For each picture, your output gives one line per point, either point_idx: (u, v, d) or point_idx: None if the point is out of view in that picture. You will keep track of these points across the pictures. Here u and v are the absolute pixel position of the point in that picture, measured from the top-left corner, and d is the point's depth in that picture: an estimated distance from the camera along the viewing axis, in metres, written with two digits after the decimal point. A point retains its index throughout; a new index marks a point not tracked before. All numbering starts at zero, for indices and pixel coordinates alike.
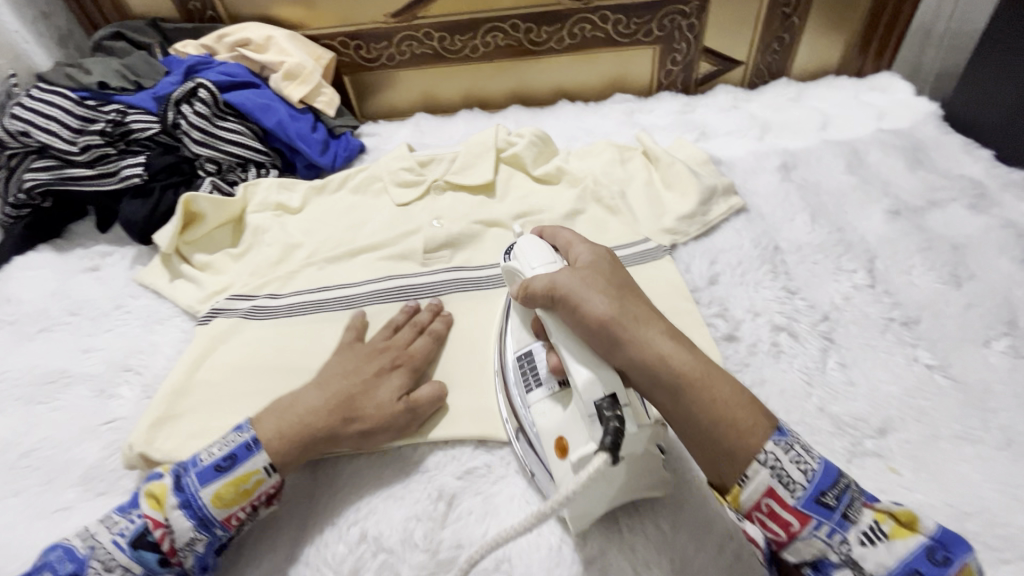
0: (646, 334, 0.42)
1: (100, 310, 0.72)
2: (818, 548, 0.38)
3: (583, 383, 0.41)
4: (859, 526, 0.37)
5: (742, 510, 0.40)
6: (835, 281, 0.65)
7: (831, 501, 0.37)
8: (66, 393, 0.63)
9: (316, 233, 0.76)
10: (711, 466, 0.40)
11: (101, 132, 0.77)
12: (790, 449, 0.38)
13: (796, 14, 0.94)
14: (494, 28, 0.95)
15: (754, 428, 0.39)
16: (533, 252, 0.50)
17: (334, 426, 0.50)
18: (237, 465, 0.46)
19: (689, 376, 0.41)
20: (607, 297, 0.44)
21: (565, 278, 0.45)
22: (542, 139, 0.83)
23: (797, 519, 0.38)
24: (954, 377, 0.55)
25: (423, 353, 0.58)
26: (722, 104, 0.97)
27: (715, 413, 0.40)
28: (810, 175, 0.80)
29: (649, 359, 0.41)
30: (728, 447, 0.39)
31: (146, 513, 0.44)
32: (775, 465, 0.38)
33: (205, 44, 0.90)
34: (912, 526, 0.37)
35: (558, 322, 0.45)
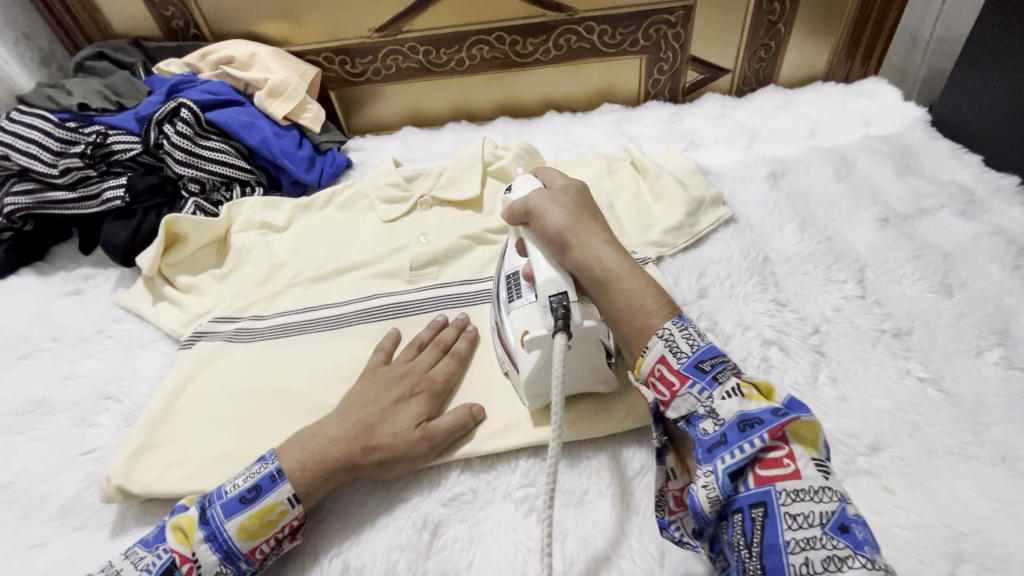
0: (590, 241, 0.48)
1: (82, 335, 0.71)
2: (691, 405, 0.40)
3: (541, 279, 0.48)
4: (724, 387, 0.39)
5: (640, 379, 0.44)
6: (825, 293, 0.64)
7: (707, 366, 0.40)
8: (45, 422, 0.62)
9: (301, 252, 0.75)
10: (626, 346, 0.46)
11: (81, 155, 0.76)
12: (684, 329, 0.42)
13: (781, 21, 0.94)
14: (480, 41, 0.94)
15: (659, 311, 0.44)
16: (517, 181, 0.57)
17: (353, 455, 0.48)
18: (261, 497, 0.45)
19: (616, 273, 0.46)
20: (567, 211, 0.51)
21: (535, 197, 0.53)
22: (529, 152, 0.82)
23: (678, 378, 0.41)
24: (946, 390, 0.54)
25: (443, 379, 0.56)
26: (711, 113, 0.97)
27: (631, 301, 0.45)
28: (798, 183, 0.79)
29: (588, 259, 0.47)
30: (636, 327, 0.44)
31: (171, 547, 0.43)
32: (670, 337, 0.42)
33: (189, 63, 0.89)
34: (770, 395, 0.39)
35: (530, 235, 0.52)
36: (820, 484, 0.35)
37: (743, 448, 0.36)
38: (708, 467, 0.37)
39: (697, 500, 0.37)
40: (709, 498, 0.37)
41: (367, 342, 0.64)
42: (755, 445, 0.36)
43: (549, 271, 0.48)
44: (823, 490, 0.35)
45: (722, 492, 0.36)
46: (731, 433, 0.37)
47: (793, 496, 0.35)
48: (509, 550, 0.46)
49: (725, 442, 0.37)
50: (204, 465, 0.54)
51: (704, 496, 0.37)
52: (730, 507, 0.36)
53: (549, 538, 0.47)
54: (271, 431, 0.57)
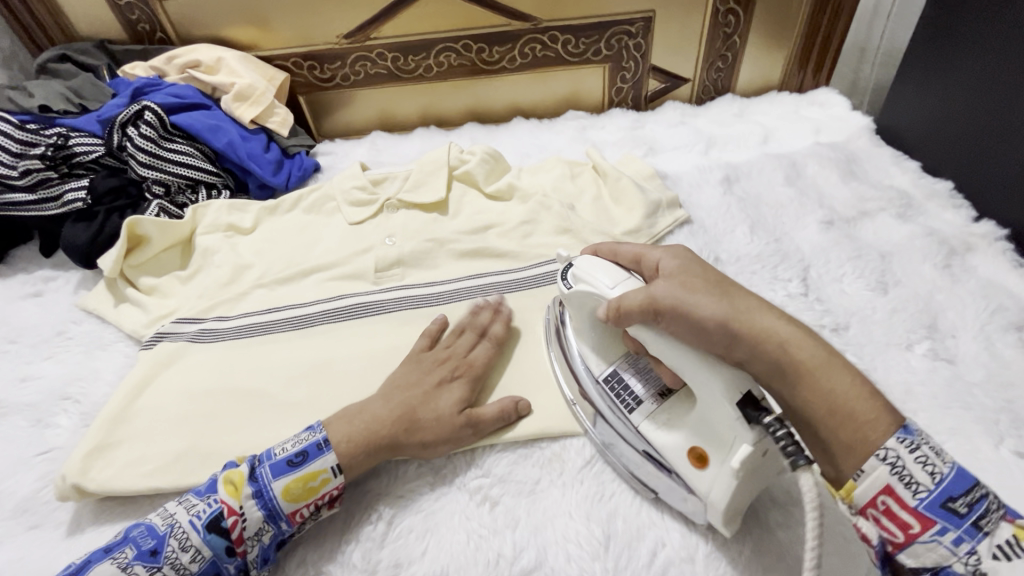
0: (765, 326, 0.42)
1: (41, 336, 0.70)
2: (940, 555, 0.36)
3: (722, 392, 0.40)
4: (992, 538, 0.35)
5: (856, 506, 0.40)
6: (771, 291, 0.67)
7: (961, 507, 0.36)
8: (1, 424, 0.61)
9: (267, 254, 0.75)
10: (825, 452, 0.41)
11: (41, 157, 0.75)
12: (914, 448, 0.37)
13: (736, 34, 0.98)
14: (448, 48, 0.97)
15: (878, 420, 0.39)
16: (603, 271, 0.49)
17: (397, 434, 0.51)
18: (308, 461, 0.48)
19: (805, 364, 0.41)
20: (714, 298, 0.43)
21: (662, 290, 0.44)
22: (494, 156, 0.85)
23: (917, 521, 0.37)
24: (878, 381, 0.57)
25: (482, 362, 0.58)
26: (671, 120, 1.00)
27: (834, 404, 0.40)
28: (751, 188, 0.83)
29: (772, 351, 0.42)
30: (847, 438, 0.39)
31: (222, 499, 0.46)
32: (897, 462, 0.37)
33: (155, 66, 0.90)
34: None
35: (670, 335, 0.43)
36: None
37: None
38: None
39: None
40: None
41: (326, 342, 0.66)
42: None
43: (726, 380, 0.41)
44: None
45: None
46: None
47: None
48: (463, 537, 0.48)
49: None
50: (161, 463, 0.55)
51: None
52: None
53: (501, 526, 0.49)
54: (231, 428, 0.58)
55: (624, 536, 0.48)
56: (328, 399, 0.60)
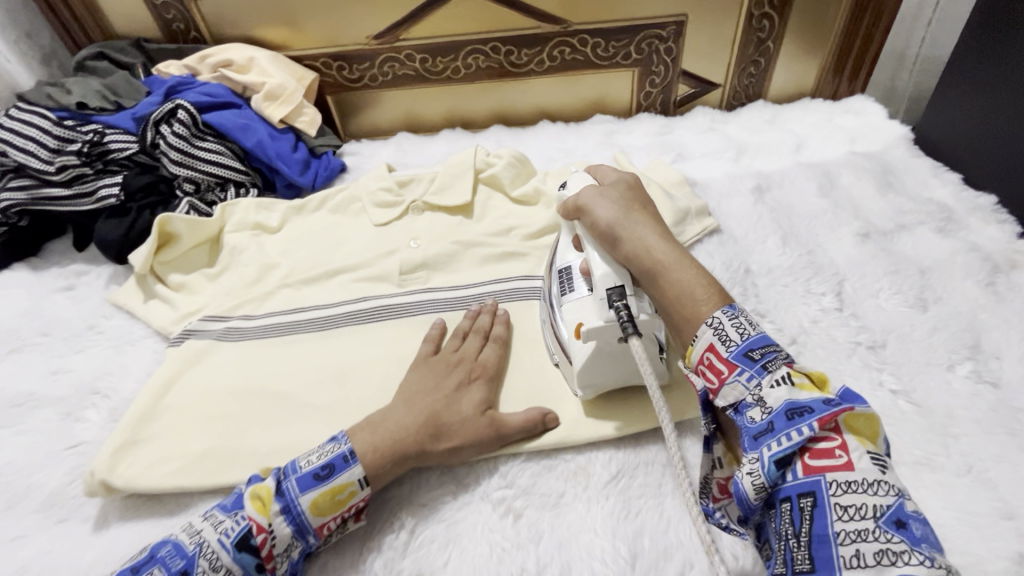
0: (642, 233, 0.52)
1: (72, 330, 0.71)
2: (740, 393, 0.42)
3: (598, 273, 0.52)
4: (775, 375, 0.41)
5: (691, 366, 0.45)
6: (804, 304, 0.66)
7: (757, 355, 0.42)
8: (32, 416, 0.62)
9: (293, 253, 0.76)
10: (675, 330, 0.48)
11: (78, 153, 0.77)
12: (734, 317, 0.44)
13: (770, 39, 0.96)
14: (476, 50, 0.96)
15: (708, 300, 0.46)
16: (568, 178, 0.60)
17: (423, 443, 0.50)
18: (335, 474, 0.47)
19: (665, 262, 0.50)
20: (618, 207, 0.54)
21: (589, 195, 0.57)
22: (520, 160, 0.84)
23: (726, 366, 0.42)
24: (917, 403, 0.55)
25: (493, 364, 0.59)
26: (700, 126, 0.98)
27: (683, 290, 0.48)
28: (782, 198, 0.81)
29: (642, 250, 0.51)
30: (686, 313, 0.47)
31: (251, 515, 0.45)
32: (718, 325, 0.44)
33: (188, 65, 0.91)
34: (821, 386, 0.41)
35: (585, 230, 0.56)
36: (873, 479, 0.36)
37: (791, 436, 0.38)
38: (755, 454, 0.39)
39: (742, 487, 0.39)
40: (754, 487, 0.38)
41: (350, 345, 0.65)
42: (805, 433, 0.37)
43: (605, 267, 0.52)
44: (876, 482, 0.35)
45: (769, 479, 0.38)
46: (779, 420, 0.39)
47: (842, 486, 0.36)
48: (486, 550, 0.47)
49: (772, 430, 0.39)
50: (188, 461, 0.55)
51: (749, 483, 0.38)
52: (779, 495, 0.38)
53: (525, 539, 0.48)
54: (255, 430, 0.58)
55: (651, 554, 0.47)
56: (351, 401, 0.60)
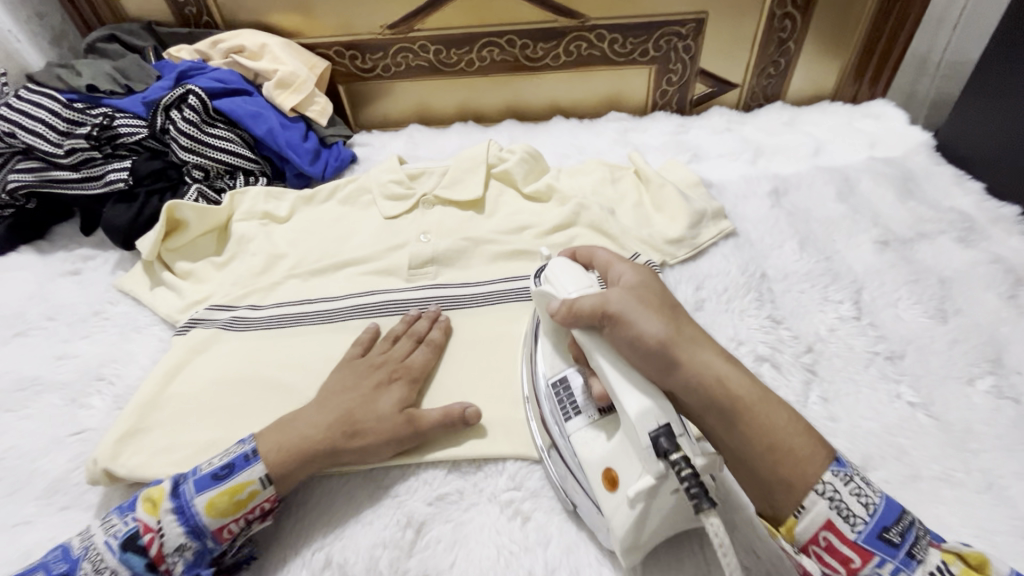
0: (704, 357, 0.42)
1: (78, 315, 0.71)
2: None
3: (634, 413, 0.39)
4: (926, 565, 0.36)
5: (798, 544, 0.39)
6: (821, 312, 0.64)
7: (893, 537, 0.37)
8: (36, 401, 0.61)
9: (302, 244, 0.75)
10: (761, 489, 0.40)
11: (87, 136, 0.76)
12: (849, 481, 0.38)
13: (792, 39, 0.94)
14: (491, 43, 0.95)
15: (814, 458, 0.39)
16: (567, 276, 0.48)
17: (336, 441, 0.49)
18: (233, 474, 0.46)
19: (744, 400, 0.41)
20: (662, 319, 0.43)
21: (616, 298, 0.44)
22: (533, 156, 0.83)
23: (858, 555, 0.37)
24: (935, 416, 0.54)
25: (421, 366, 0.57)
26: (716, 126, 0.97)
27: (773, 442, 0.39)
28: (800, 202, 0.80)
29: (707, 381, 0.41)
30: (786, 475, 0.39)
31: (140, 517, 0.45)
32: (834, 495, 0.38)
33: (200, 50, 0.90)
34: (982, 567, 0.36)
35: (608, 345, 0.43)
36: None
37: None
38: None
39: None
40: None
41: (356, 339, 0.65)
42: None
43: (643, 403, 0.39)
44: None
45: None
46: None
47: None
48: (493, 553, 0.46)
49: None
50: (190, 452, 0.54)
51: None
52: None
53: (533, 543, 0.47)
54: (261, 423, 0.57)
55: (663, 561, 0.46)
56: None
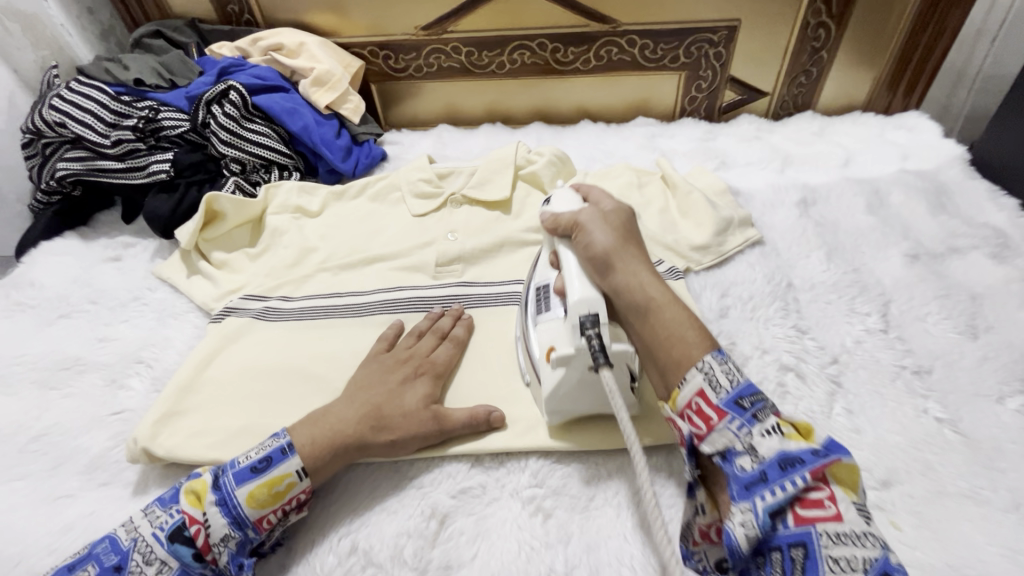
0: (637, 269, 0.51)
1: (118, 300, 0.73)
2: (729, 441, 0.41)
3: (576, 298, 0.49)
4: (764, 423, 0.40)
5: (676, 410, 0.44)
6: (847, 324, 0.64)
7: (747, 402, 0.41)
8: (78, 380, 0.64)
9: (332, 238, 0.77)
10: (659, 373, 0.47)
11: (133, 128, 0.79)
12: (724, 363, 0.44)
13: (825, 48, 0.94)
14: (522, 46, 0.96)
15: (699, 343, 0.45)
16: (560, 199, 0.59)
17: (363, 436, 0.51)
18: (272, 466, 0.47)
19: (658, 301, 0.49)
20: (613, 236, 0.53)
21: (586, 216, 0.55)
22: (561, 159, 0.83)
23: (716, 412, 0.41)
24: (963, 433, 0.54)
25: (444, 361, 0.59)
26: (745, 134, 0.96)
27: (671, 331, 0.47)
28: (828, 212, 0.79)
29: (634, 285, 0.50)
30: (675, 356, 0.46)
31: (184, 509, 0.46)
32: (709, 370, 0.43)
33: (240, 47, 0.93)
34: (809, 435, 0.40)
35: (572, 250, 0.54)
36: (862, 532, 0.35)
37: (784, 488, 0.37)
38: (746, 505, 0.38)
39: (732, 537, 0.37)
40: (746, 536, 0.37)
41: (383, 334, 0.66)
42: (798, 484, 0.37)
43: (582, 293, 0.50)
44: (865, 536, 0.35)
45: (761, 530, 0.37)
46: (772, 471, 0.38)
47: (835, 540, 0.35)
48: (515, 546, 0.48)
49: (764, 479, 0.38)
50: (223, 436, 0.56)
51: (741, 534, 0.37)
52: (769, 546, 0.37)
53: (553, 539, 0.48)
54: (288, 410, 0.58)
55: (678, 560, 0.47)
56: None
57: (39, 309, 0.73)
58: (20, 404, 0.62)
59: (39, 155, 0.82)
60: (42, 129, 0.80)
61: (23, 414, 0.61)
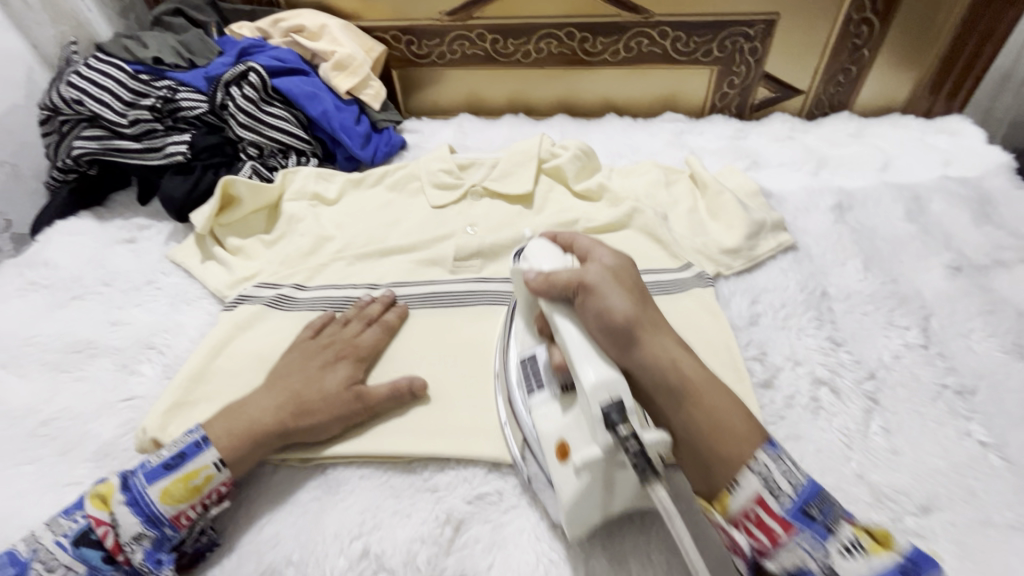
0: (663, 341, 0.45)
1: (132, 283, 0.72)
2: (800, 558, 0.37)
3: (595, 383, 0.40)
4: (839, 539, 0.36)
5: (730, 517, 0.41)
6: (885, 337, 0.61)
7: (814, 511, 0.37)
8: (90, 364, 0.63)
9: (349, 228, 0.75)
10: (704, 473, 0.42)
11: (151, 108, 0.78)
12: (778, 459, 0.39)
13: (867, 46, 0.90)
14: (549, 35, 0.93)
15: (752, 436, 0.41)
16: (546, 251, 0.50)
17: (283, 422, 0.50)
18: (185, 462, 0.46)
19: (692, 383, 0.44)
20: (629, 299, 0.46)
21: (593, 274, 0.47)
22: (587, 153, 0.80)
23: (781, 527, 0.38)
24: (1009, 459, 0.51)
25: (369, 345, 0.59)
26: (778, 133, 0.93)
27: (717, 421, 0.42)
28: (865, 218, 0.76)
29: (663, 363, 0.44)
30: (728, 452, 0.41)
31: (90, 513, 0.44)
32: (764, 471, 0.39)
33: (261, 28, 0.91)
34: (888, 543, 0.36)
35: (581, 316, 0.45)
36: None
37: None
38: None
39: None
40: None
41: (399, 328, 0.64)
42: None
43: (606, 374, 0.40)
44: None
45: None
46: None
47: None
48: (532, 559, 0.46)
49: None
50: None
51: None
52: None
53: (573, 553, 0.46)
54: None
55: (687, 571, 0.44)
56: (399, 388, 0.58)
57: (52, 289, 0.72)
58: (31, 386, 0.61)
59: (56, 132, 0.81)
60: (59, 106, 0.78)
61: (33, 397, 0.60)
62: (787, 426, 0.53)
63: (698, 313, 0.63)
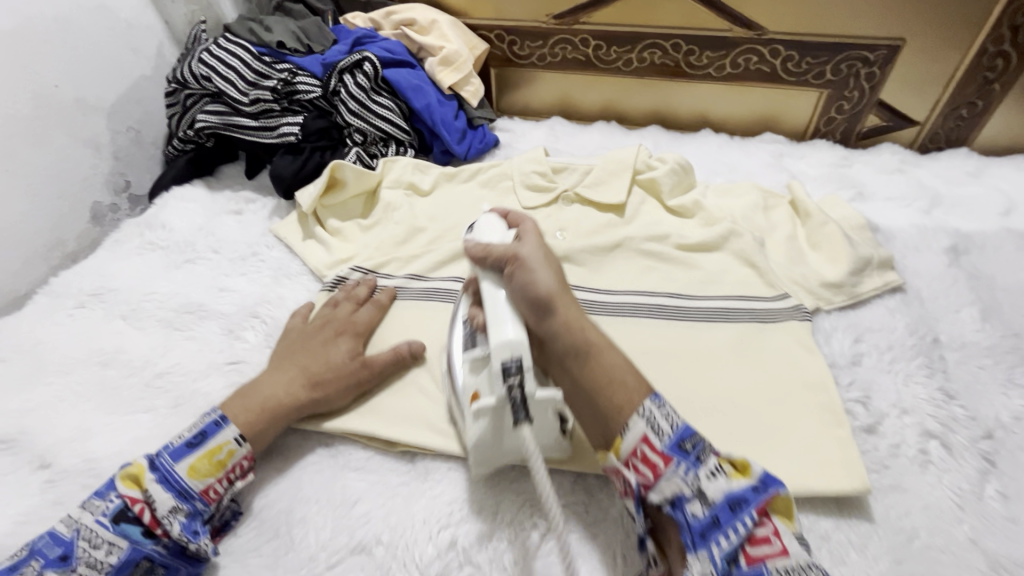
0: (575, 311, 0.50)
1: (238, 253, 0.76)
2: (677, 487, 0.41)
3: (497, 341, 0.45)
4: (707, 465, 0.41)
5: (620, 460, 0.44)
6: (1004, 396, 0.57)
7: (689, 445, 0.42)
8: (200, 325, 0.67)
9: (441, 219, 0.76)
10: (601, 425, 0.46)
11: (272, 90, 0.82)
12: (661, 406, 0.45)
13: (1000, 81, 0.84)
14: (654, 45, 0.92)
15: (638, 388, 0.46)
16: (487, 231, 0.57)
17: (298, 398, 0.54)
18: (208, 439, 0.49)
19: (596, 346, 0.49)
20: (553, 276, 0.51)
21: (525, 250, 0.52)
22: (684, 168, 0.78)
23: (662, 459, 0.42)
24: None
25: (365, 321, 0.62)
26: (886, 164, 0.88)
27: (612, 376, 0.47)
28: (983, 265, 0.71)
29: (571, 327, 0.49)
30: (617, 401, 0.46)
31: (123, 492, 0.45)
32: (649, 416, 0.44)
33: (374, 19, 0.94)
34: (747, 471, 0.41)
35: (508, 283, 0.50)
36: (806, 562, 0.37)
37: (734, 531, 0.38)
38: (705, 553, 0.38)
39: None
40: None
41: None
42: (747, 524, 0.38)
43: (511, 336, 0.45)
44: (810, 566, 0.37)
45: None
46: (722, 513, 0.39)
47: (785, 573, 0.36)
48: None
49: (717, 524, 0.39)
50: None
51: None
52: None
53: None
54: (386, 388, 0.58)
55: None
56: None
57: (168, 251, 0.77)
58: (149, 338, 0.65)
59: (180, 104, 0.86)
60: (187, 80, 0.83)
61: (151, 350, 0.64)
62: (890, 477, 0.51)
63: (791, 347, 0.60)
